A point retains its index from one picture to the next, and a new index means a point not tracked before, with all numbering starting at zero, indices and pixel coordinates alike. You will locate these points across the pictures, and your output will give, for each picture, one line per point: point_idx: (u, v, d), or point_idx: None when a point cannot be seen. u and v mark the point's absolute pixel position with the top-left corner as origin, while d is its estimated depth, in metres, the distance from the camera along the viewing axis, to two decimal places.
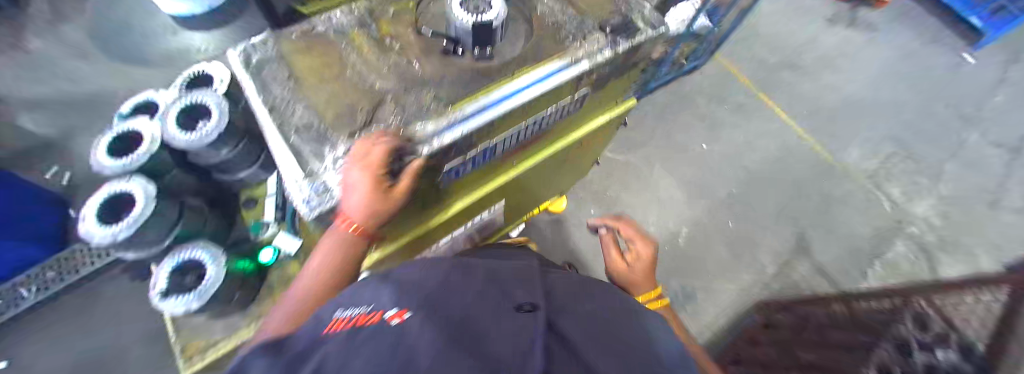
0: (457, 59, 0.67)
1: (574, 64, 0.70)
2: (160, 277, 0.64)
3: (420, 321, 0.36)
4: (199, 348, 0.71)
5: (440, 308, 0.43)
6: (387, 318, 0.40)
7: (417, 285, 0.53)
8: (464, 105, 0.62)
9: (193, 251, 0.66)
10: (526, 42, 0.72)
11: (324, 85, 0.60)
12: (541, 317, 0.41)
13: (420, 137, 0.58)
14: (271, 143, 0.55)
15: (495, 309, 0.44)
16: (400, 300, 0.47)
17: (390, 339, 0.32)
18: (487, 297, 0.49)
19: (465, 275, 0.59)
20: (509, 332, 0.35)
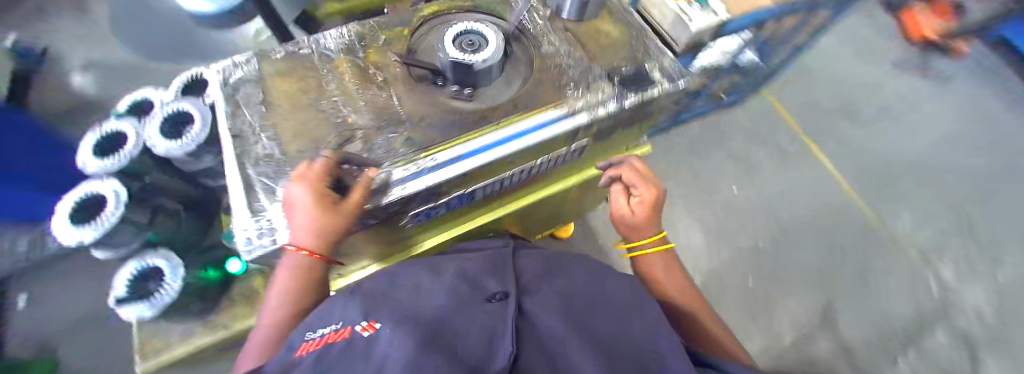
0: (442, 98, 0.62)
1: (569, 116, 0.63)
2: (120, 281, 0.63)
3: (393, 331, 0.37)
4: (154, 348, 0.67)
5: (410, 312, 0.44)
6: (357, 329, 0.40)
7: (389, 288, 0.55)
8: (438, 151, 0.56)
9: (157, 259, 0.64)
10: (522, 85, 0.66)
11: (297, 113, 0.57)
12: (507, 314, 0.45)
13: (380, 182, 0.53)
14: (229, 172, 0.52)
15: (462, 306, 0.46)
16: (370, 306, 0.48)
17: (366, 359, 0.32)
18: (455, 291, 0.51)
19: (437, 269, 0.62)
20: (478, 337, 0.39)
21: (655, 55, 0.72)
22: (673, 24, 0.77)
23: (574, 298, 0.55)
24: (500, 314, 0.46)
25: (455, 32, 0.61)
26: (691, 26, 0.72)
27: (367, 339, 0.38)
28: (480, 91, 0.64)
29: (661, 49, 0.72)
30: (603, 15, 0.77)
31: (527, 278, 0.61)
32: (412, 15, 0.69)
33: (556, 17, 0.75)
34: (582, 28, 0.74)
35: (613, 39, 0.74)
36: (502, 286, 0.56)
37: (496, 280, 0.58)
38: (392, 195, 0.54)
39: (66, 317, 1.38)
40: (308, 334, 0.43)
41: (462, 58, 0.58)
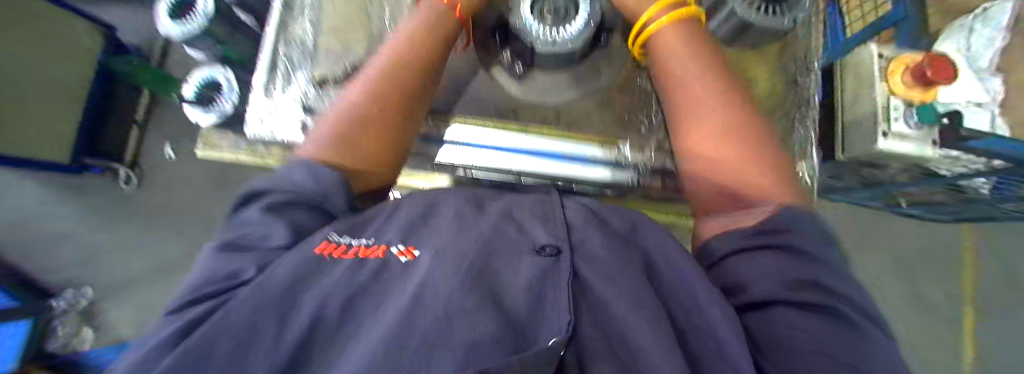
0: (490, 67, 0.53)
1: (612, 164, 0.50)
2: (191, 85, 0.71)
3: (430, 269, 0.25)
4: (212, 142, 0.68)
5: (449, 237, 0.31)
6: (392, 251, 0.29)
7: (430, 205, 0.36)
8: (451, 122, 0.51)
9: (229, 78, 0.72)
10: (589, 96, 0.52)
11: (344, 5, 0.53)
12: (568, 266, 0.28)
13: None
14: (266, 44, 0.53)
15: (505, 244, 0.30)
16: (416, 220, 0.33)
17: (394, 299, 0.23)
18: (500, 218, 0.34)
19: (478, 197, 0.40)
20: (525, 298, 0.24)
21: (789, 150, 0.49)
22: (859, 121, 0.53)
23: (670, 247, 0.33)
24: (557, 264, 0.28)
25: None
26: (879, 140, 0.49)
27: (404, 269, 0.27)
28: None
29: (805, 146, 0.49)
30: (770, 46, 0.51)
31: (585, 206, 0.39)
32: None
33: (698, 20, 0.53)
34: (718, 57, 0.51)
35: (753, 95, 0.51)
36: (552, 221, 0.35)
37: (558, 209, 0.37)
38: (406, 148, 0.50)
39: (142, 47, 1.44)
40: (337, 233, 0.30)
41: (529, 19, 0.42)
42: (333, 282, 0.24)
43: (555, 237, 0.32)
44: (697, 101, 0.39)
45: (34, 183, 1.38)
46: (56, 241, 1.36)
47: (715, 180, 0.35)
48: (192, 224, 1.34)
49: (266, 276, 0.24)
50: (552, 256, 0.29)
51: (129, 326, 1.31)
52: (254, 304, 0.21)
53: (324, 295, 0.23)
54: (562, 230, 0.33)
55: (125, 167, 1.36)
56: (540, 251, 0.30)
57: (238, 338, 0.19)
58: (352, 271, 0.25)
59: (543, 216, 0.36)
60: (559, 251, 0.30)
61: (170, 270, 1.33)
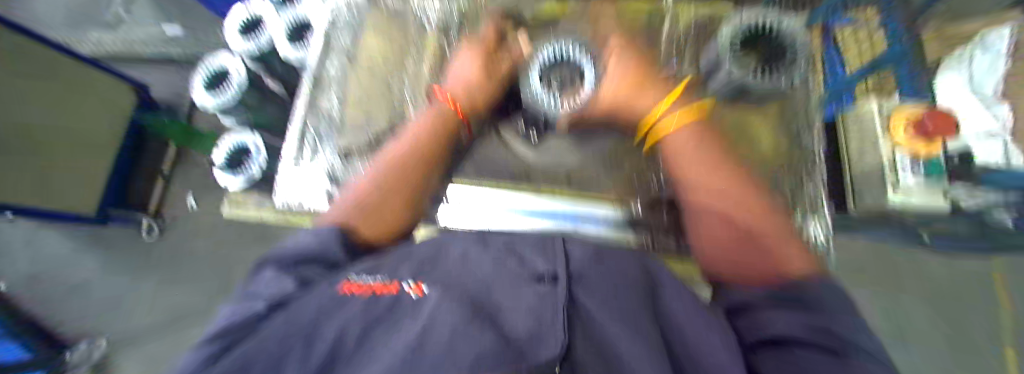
0: (502, 131, 0.56)
1: (624, 223, 0.51)
2: (223, 150, 0.77)
3: (442, 299, 0.28)
4: (242, 202, 0.69)
5: (456, 271, 0.33)
6: (404, 286, 0.30)
7: (438, 243, 0.39)
8: (468, 184, 0.55)
9: (256, 142, 0.76)
10: (597, 156, 0.54)
11: (367, 79, 0.58)
12: (563, 293, 0.31)
13: None
14: (296, 118, 0.58)
15: (507, 275, 0.33)
16: (425, 258, 0.36)
17: (410, 323, 0.25)
18: (502, 254, 0.37)
19: (483, 234, 0.43)
20: (525, 325, 0.27)
21: (799, 206, 0.50)
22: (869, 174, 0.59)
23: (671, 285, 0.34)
24: (555, 291, 0.31)
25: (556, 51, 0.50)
26: (889, 194, 0.55)
27: (415, 300, 0.29)
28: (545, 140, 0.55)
29: (815, 202, 0.50)
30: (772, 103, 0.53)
31: (586, 242, 0.42)
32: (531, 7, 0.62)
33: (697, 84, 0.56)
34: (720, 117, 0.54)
35: (758, 153, 0.52)
36: (551, 250, 0.38)
37: (556, 244, 0.40)
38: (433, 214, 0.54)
39: (173, 103, 1.55)
40: (357, 273, 0.31)
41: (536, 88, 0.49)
42: (353, 311, 0.26)
43: (552, 265, 0.34)
44: (704, 168, 0.38)
45: (62, 236, 1.43)
46: (75, 291, 1.38)
47: (736, 246, 0.33)
48: (208, 271, 1.36)
49: (295, 308, 0.26)
50: (550, 283, 0.32)
51: None
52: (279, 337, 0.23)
53: (345, 324, 0.25)
54: (559, 258, 0.36)
55: (148, 216, 1.40)
56: (540, 279, 0.32)
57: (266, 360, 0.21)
58: (369, 304, 0.27)
59: (541, 248, 0.39)
60: (557, 278, 0.33)
61: (182, 319, 1.32)
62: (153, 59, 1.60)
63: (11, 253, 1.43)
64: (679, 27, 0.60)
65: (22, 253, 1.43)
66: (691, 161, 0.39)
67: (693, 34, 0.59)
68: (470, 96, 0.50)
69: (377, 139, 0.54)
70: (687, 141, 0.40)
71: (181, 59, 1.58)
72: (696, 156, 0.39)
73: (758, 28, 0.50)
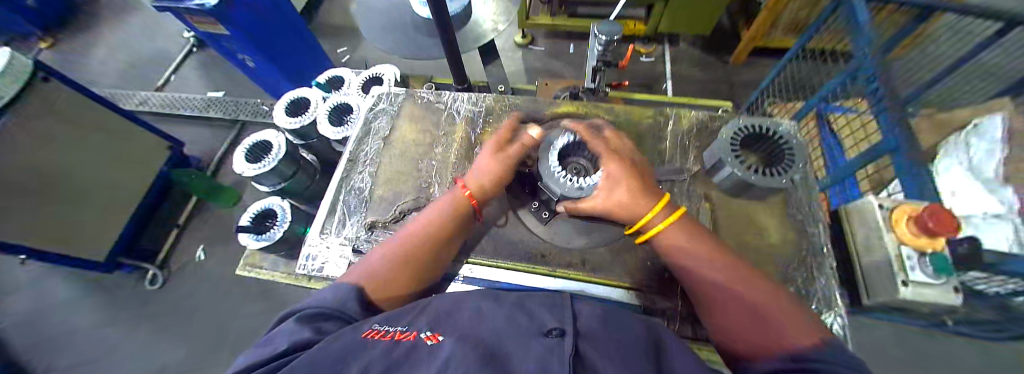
0: (518, 209, 0.60)
1: (638, 308, 0.51)
2: (248, 213, 0.81)
3: (455, 345, 0.28)
4: (253, 262, 0.80)
5: (468, 326, 0.34)
6: (421, 335, 0.32)
7: (453, 298, 0.41)
8: (481, 263, 0.56)
9: (285, 207, 0.80)
10: (608, 237, 0.56)
11: (398, 159, 0.64)
12: (573, 344, 0.31)
13: None
14: (330, 189, 0.63)
15: (517, 330, 0.34)
16: (440, 315, 0.37)
17: (425, 365, 0.26)
18: (514, 312, 0.38)
19: (494, 292, 0.45)
20: (534, 367, 0.26)
21: (814, 301, 0.50)
22: (879, 266, 0.59)
23: (687, 360, 0.34)
24: (562, 343, 0.31)
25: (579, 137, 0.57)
26: (901, 288, 0.56)
27: (430, 348, 0.29)
28: (559, 220, 0.58)
29: (829, 296, 0.50)
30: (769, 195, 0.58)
31: (596, 306, 0.42)
32: (547, 103, 0.72)
33: (699, 175, 0.62)
34: (725, 206, 0.58)
35: (765, 242, 0.55)
36: (560, 310, 0.39)
37: (562, 305, 0.41)
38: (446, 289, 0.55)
39: (205, 159, 1.66)
40: (378, 323, 0.35)
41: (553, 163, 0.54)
42: (375, 354, 0.27)
43: (560, 323, 0.35)
44: (699, 259, 0.45)
45: (61, 283, 1.41)
46: (54, 343, 1.31)
47: (746, 324, 0.39)
48: (203, 327, 1.31)
49: (320, 352, 0.27)
50: (558, 337, 0.32)
51: None
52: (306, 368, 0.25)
53: (367, 361, 0.26)
54: (567, 318, 0.37)
55: (156, 266, 1.40)
56: (547, 334, 0.33)
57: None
58: (390, 347, 0.29)
59: (551, 308, 0.40)
60: (563, 334, 0.33)
61: None
62: (195, 120, 1.76)
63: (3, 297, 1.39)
64: (679, 123, 0.68)
65: (14, 298, 1.40)
66: (689, 253, 0.45)
67: (693, 130, 0.67)
68: (482, 190, 0.53)
69: (403, 214, 0.58)
70: (682, 238, 0.47)
71: (222, 121, 1.74)
72: (691, 248, 0.46)
73: (756, 130, 0.58)
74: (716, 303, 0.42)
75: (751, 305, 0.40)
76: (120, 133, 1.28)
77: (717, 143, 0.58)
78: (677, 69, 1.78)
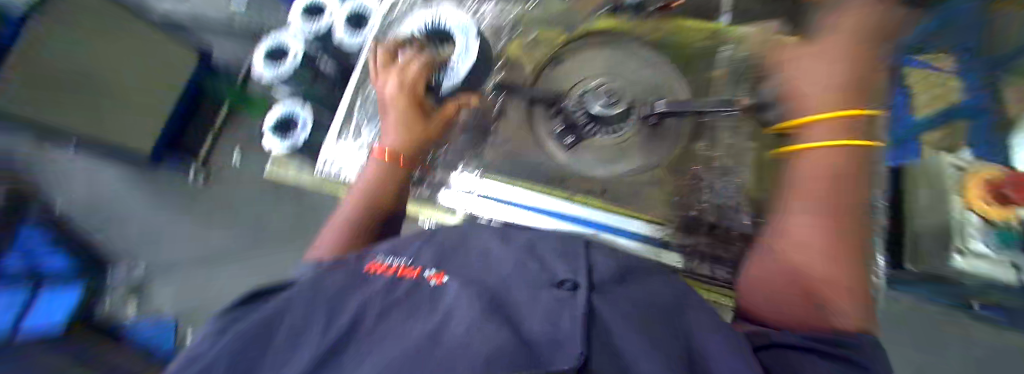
0: (540, 131, 0.56)
1: (658, 243, 0.51)
2: (271, 115, 0.81)
3: (457, 292, 0.30)
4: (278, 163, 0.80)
5: (476, 267, 0.36)
6: (425, 274, 0.34)
7: (461, 236, 0.42)
8: (501, 181, 0.55)
9: (306, 119, 0.79)
10: (637, 169, 0.53)
11: None
12: (582, 300, 0.31)
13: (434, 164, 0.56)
14: (345, 95, 0.60)
15: (526, 277, 0.34)
16: (447, 250, 0.39)
17: (428, 310, 0.28)
18: (525, 254, 0.39)
19: (507, 230, 0.45)
20: (539, 325, 0.28)
21: None
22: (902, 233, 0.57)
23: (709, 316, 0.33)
24: (574, 298, 0.32)
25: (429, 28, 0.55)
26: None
27: (433, 291, 0.31)
28: (584, 147, 0.55)
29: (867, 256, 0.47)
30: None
31: (611, 255, 0.42)
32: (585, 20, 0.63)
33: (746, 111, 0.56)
34: None
35: None
36: (572, 258, 0.39)
37: (568, 249, 0.41)
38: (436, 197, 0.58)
39: None
40: (382, 255, 0.38)
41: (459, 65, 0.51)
42: (372, 293, 0.30)
43: (574, 273, 0.35)
44: (809, 215, 0.38)
45: (113, 172, 1.55)
46: (122, 223, 1.52)
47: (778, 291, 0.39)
48: (243, 226, 1.47)
49: (323, 285, 0.30)
50: (570, 290, 0.33)
51: (172, 307, 1.45)
52: (308, 306, 0.28)
53: (365, 301, 0.29)
54: (581, 269, 0.36)
55: (196, 167, 1.51)
56: (560, 285, 0.34)
57: (295, 326, 0.26)
58: (391, 285, 0.31)
59: (563, 253, 0.40)
60: (577, 287, 0.33)
61: (221, 263, 1.46)
62: (216, 22, 1.70)
63: (63, 178, 1.54)
64: (736, 51, 0.57)
65: (72, 180, 1.54)
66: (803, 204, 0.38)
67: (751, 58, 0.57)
68: (410, 140, 0.51)
69: None
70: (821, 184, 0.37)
71: (242, 27, 1.67)
72: (811, 198, 0.38)
73: None
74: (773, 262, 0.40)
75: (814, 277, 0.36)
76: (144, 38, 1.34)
77: (771, 75, 0.47)
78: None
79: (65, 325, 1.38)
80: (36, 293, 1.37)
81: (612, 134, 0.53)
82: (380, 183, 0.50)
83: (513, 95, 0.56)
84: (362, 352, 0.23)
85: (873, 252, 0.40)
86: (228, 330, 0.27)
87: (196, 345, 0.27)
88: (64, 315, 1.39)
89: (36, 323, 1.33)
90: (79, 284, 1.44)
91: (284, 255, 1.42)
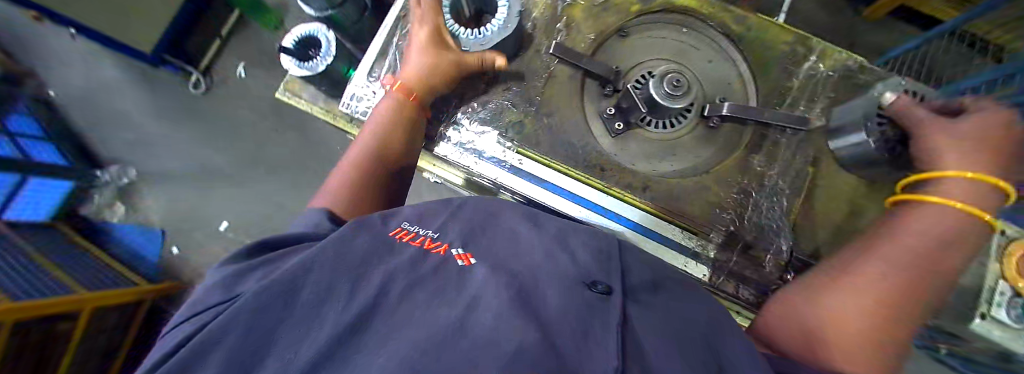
0: (590, 110, 0.51)
1: (688, 252, 0.49)
2: (289, 38, 0.74)
3: (485, 277, 0.28)
4: (294, 88, 0.76)
5: (505, 252, 0.33)
6: (453, 252, 0.32)
7: (491, 211, 0.39)
8: (533, 157, 0.50)
9: (329, 38, 0.72)
10: (682, 171, 0.50)
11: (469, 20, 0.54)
12: (617, 306, 0.28)
13: (466, 120, 0.51)
14: (383, 28, 0.54)
15: (558, 270, 0.32)
16: (475, 227, 0.36)
17: (453, 293, 0.26)
18: (556, 244, 0.36)
19: (538, 213, 0.42)
20: (569, 323, 0.25)
21: None
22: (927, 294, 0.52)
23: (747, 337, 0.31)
24: (606, 303, 0.29)
25: None
26: (973, 319, 0.49)
27: (460, 273, 0.29)
28: (631, 136, 0.51)
29: None
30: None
31: (642, 259, 0.39)
32: None
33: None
34: (828, 179, 0.50)
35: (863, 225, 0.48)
36: (605, 256, 0.35)
37: (602, 244, 0.38)
38: (433, 148, 0.51)
39: None
40: (409, 223, 0.36)
41: (498, 17, 0.46)
42: (398, 265, 0.28)
43: (607, 275, 0.32)
44: (897, 262, 0.37)
45: (112, 64, 1.46)
46: (118, 119, 1.46)
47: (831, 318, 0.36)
48: (244, 144, 1.42)
49: (345, 246, 0.28)
50: (603, 293, 0.30)
51: (158, 217, 1.43)
52: (333, 266, 0.26)
53: (389, 274, 0.27)
54: (615, 272, 0.34)
55: (200, 74, 1.43)
56: (592, 286, 0.30)
57: (316, 290, 0.24)
58: (416, 259, 0.29)
59: (596, 249, 0.36)
60: (610, 292, 0.30)
61: (212, 180, 1.42)
62: None
63: (59, 61, 1.46)
64: (819, 65, 0.53)
65: (68, 65, 1.46)
66: (894, 254, 0.38)
67: (832, 76, 0.53)
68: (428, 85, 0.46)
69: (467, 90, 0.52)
70: (920, 243, 0.37)
71: None
72: (905, 249, 0.37)
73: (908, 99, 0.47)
74: (828, 293, 0.38)
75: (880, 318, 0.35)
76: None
77: (856, 103, 0.48)
78: (795, 2, 1.38)
79: (50, 215, 1.42)
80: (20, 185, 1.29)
81: (666, 127, 0.50)
82: (396, 125, 0.46)
83: (568, 62, 0.49)
84: (382, 336, 0.22)
85: (925, 307, 0.37)
86: (249, 283, 0.26)
87: (212, 289, 0.27)
88: (48, 209, 1.41)
89: (18, 214, 1.33)
90: (65, 181, 1.38)
91: (278, 183, 1.39)
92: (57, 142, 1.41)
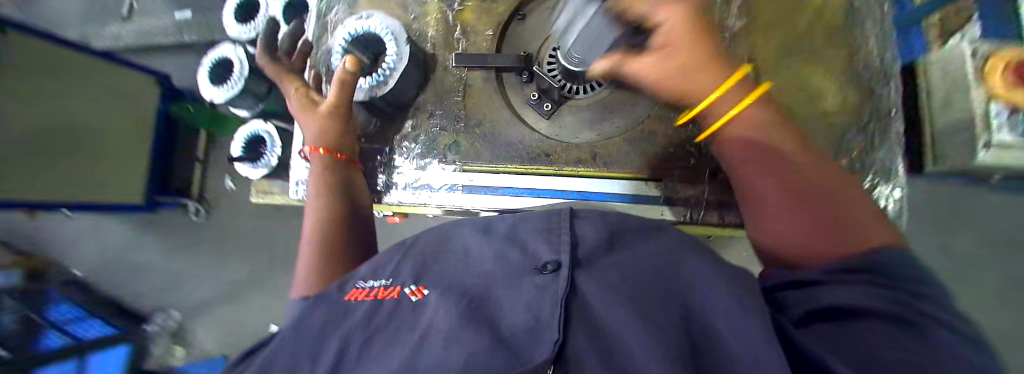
0: (515, 102, 0.52)
1: (658, 198, 0.48)
2: (235, 145, 0.80)
3: (437, 302, 0.28)
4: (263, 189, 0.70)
5: (457, 271, 0.33)
6: (405, 291, 0.31)
7: (441, 237, 0.40)
8: (478, 170, 0.51)
9: (273, 136, 0.77)
10: (621, 124, 0.50)
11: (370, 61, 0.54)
12: (566, 283, 0.28)
13: (405, 156, 0.54)
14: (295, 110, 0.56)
15: (510, 270, 0.32)
16: (428, 258, 0.36)
17: (408, 330, 0.26)
18: (505, 243, 0.36)
19: (488, 219, 0.42)
20: (521, 319, 0.25)
21: (870, 173, 0.52)
22: (859, 148, 0.53)
23: (707, 259, 0.31)
24: (555, 281, 0.29)
25: (349, 33, 0.50)
26: (976, 151, 0.60)
27: (413, 308, 0.29)
28: (564, 111, 0.51)
29: (889, 168, 0.52)
30: (830, 36, 0.56)
31: (600, 219, 0.38)
32: None
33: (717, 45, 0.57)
34: None
35: (823, 108, 0.55)
36: (557, 235, 0.35)
37: (551, 224, 0.37)
38: (384, 199, 0.54)
39: None
40: (363, 279, 0.35)
41: (389, 53, 0.48)
42: (354, 322, 0.28)
43: (556, 252, 0.32)
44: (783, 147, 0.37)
45: (121, 224, 1.57)
46: (144, 270, 1.56)
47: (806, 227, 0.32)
48: (258, 247, 1.48)
49: (303, 324, 0.29)
50: (553, 273, 0.30)
51: (210, 345, 1.50)
52: (292, 351, 0.26)
53: (346, 335, 0.27)
54: (566, 246, 0.33)
55: (194, 200, 1.49)
56: (542, 269, 0.30)
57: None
58: (370, 311, 0.29)
59: (546, 232, 0.36)
60: (560, 267, 0.30)
61: (242, 292, 1.49)
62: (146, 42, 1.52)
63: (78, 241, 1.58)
64: None
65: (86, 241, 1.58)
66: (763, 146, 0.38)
67: None
68: (331, 131, 0.48)
69: (403, 135, 0.54)
70: (762, 126, 0.38)
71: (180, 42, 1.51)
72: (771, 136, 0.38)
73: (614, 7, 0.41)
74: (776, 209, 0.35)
75: (814, 200, 0.33)
76: (19, 65, 1.08)
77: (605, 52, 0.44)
78: None
79: None
80: (86, 358, 1.35)
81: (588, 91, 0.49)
82: (327, 187, 0.47)
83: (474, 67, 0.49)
84: None
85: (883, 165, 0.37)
86: None
87: None
88: None
89: None
90: (127, 345, 1.47)
91: None
92: (100, 313, 1.50)
